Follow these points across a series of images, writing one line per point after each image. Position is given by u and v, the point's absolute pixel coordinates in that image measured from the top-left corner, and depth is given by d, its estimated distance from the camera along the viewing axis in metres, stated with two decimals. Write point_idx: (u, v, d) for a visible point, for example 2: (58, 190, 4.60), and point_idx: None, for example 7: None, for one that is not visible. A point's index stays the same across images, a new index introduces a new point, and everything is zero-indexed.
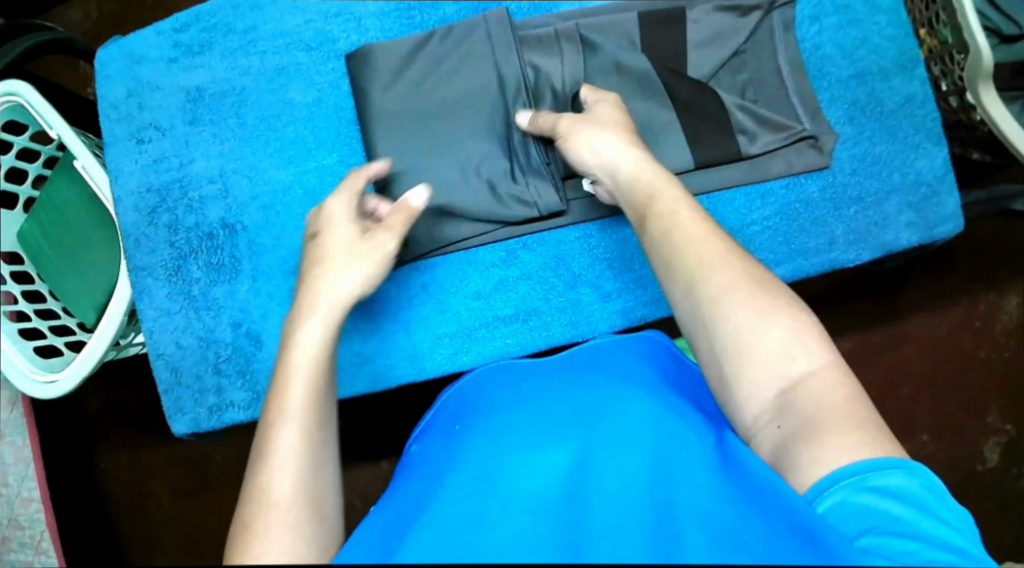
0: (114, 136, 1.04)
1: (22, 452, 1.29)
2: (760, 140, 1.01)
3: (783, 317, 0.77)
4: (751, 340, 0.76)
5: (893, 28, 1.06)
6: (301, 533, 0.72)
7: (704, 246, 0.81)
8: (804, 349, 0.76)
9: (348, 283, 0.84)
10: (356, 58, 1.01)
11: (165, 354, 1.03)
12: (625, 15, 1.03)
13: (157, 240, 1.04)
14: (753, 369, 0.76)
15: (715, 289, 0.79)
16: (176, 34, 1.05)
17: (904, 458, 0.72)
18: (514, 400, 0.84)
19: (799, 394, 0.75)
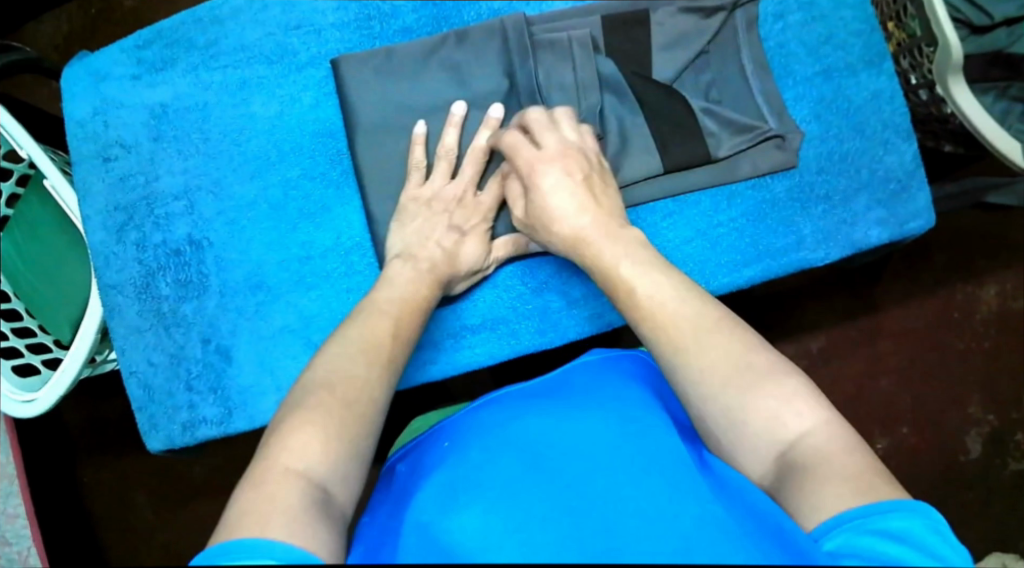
0: (82, 155, 1.04)
1: (6, 469, 1.29)
2: (726, 143, 1.01)
3: (771, 385, 0.77)
4: (744, 417, 0.77)
5: (859, 23, 1.05)
6: (344, 414, 0.76)
7: (678, 300, 0.83)
8: (796, 410, 0.76)
9: (455, 246, 0.96)
10: (338, 70, 1.01)
11: (137, 371, 1.03)
12: (588, 19, 1.02)
13: (125, 258, 1.04)
14: (749, 438, 0.77)
15: (702, 366, 0.79)
16: (139, 51, 1.04)
17: (910, 499, 0.70)
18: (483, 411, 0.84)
19: (795, 454, 0.75)
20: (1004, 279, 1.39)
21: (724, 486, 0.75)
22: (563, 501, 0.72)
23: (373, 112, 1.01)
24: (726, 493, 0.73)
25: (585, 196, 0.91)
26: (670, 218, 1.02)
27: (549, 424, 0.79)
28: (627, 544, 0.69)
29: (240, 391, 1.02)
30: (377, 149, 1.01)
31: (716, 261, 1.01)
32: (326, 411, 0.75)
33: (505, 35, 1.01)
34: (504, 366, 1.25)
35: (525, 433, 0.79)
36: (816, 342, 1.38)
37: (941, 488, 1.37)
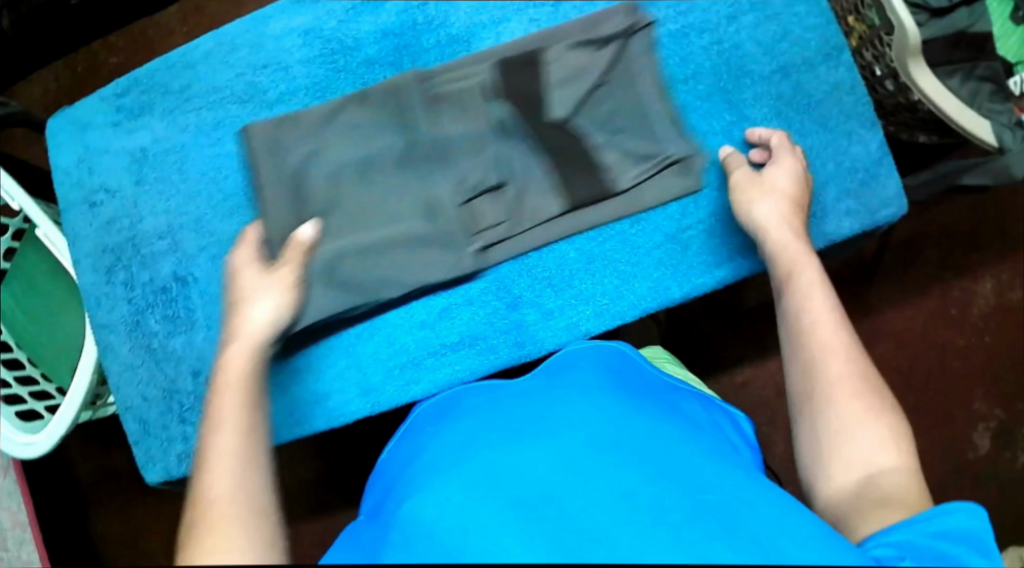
0: (70, 201, 1.09)
1: (18, 517, 1.32)
2: (626, 174, 1.00)
3: (889, 418, 0.79)
4: (848, 442, 0.79)
5: (814, 18, 1.06)
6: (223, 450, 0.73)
7: (820, 295, 0.87)
8: (885, 446, 0.78)
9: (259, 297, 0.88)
10: (252, 135, 1.01)
11: (132, 407, 1.07)
12: (479, 67, 1.01)
13: (115, 297, 1.08)
14: (847, 447, 0.79)
15: (835, 375, 0.82)
16: (118, 99, 1.09)
17: (980, 523, 0.72)
18: (478, 415, 0.85)
19: (874, 483, 0.76)
20: (999, 272, 1.39)
21: (699, 467, 0.77)
22: (551, 504, 0.72)
23: (281, 173, 0.99)
24: (715, 485, 0.75)
25: (797, 201, 0.95)
26: (638, 224, 1.01)
27: (522, 410, 0.82)
28: (590, 522, 0.71)
29: None
30: (287, 214, 0.98)
31: (687, 264, 1.01)
32: (219, 518, 0.69)
33: (398, 92, 1.00)
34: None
35: (497, 428, 0.81)
36: None
37: (950, 486, 1.37)
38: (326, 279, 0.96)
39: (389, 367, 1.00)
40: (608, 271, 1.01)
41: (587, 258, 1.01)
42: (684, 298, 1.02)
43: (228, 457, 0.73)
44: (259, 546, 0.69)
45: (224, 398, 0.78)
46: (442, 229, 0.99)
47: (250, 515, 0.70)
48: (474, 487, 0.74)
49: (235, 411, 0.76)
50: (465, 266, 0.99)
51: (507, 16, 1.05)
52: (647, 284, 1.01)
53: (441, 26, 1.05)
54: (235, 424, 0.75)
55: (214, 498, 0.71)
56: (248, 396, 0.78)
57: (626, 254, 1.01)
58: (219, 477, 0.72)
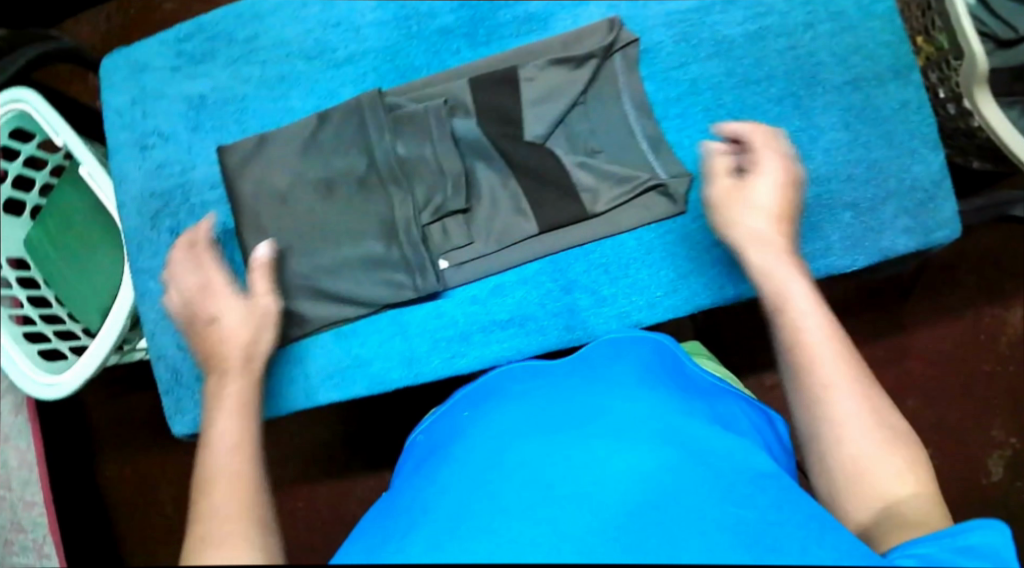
0: (121, 142, 1.07)
1: (26, 456, 1.31)
2: (603, 197, 0.99)
3: (905, 445, 0.76)
4: (868, 470, 0.75)
5: (888, 35, 1.04)
6: (234, 432, 0.76)
7: (814, 321, 0.82)
8: (903, 475, 0.75)
9: (227, 319, 0.88)
10: (225, 154, 1.00)
11: (166, 355, 1.05)
12: (452, 84, 1.01)
13: (159, 243, 1.06)
14: (863, 482, 0.75)
15: (840, 413, 0.78)
16: (180, 44, 1.07)
17: (1004, 533, 0.70)
18: (524, 399, 0.84)
19: (894, 511, 0.74)
20: None
21: (738, 477, 0.74)
22: (597, 497, 0.71)
23: (259, 182, 0.99)
24: (766, 494, 0.73)
25: (781, 212, 0.90)
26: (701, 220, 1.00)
27: (553, 406, 0.81)
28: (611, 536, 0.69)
29: None
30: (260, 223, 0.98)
31: None
32: (235, 485, 0.72)
33: (361, 111, 1.00)
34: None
35: (543, 416, 0.80)
36: None
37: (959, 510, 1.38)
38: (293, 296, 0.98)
39: (436, 339, 0.99)
40: (666, 264, 0.99)
41: (646, 248, 1.00)
42: (739, 296, 1.00)
43: (231, 444, 0.75)
44: (259, 522, 0.70)
45: (230, 385, 0.81)
46: (402, 252, 0.98)
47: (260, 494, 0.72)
48: (516, 478, 0.74)
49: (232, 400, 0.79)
50: (421, 289, 0.98)
51: None
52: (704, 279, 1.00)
53: (518, 4, 1.02)
54: (235, 407, 0.78)
55: (226, 467, 0.73)
56: (245, 390, 0.81)
57: (685, 248, 1.00)
58: (229, 456, 0.74)
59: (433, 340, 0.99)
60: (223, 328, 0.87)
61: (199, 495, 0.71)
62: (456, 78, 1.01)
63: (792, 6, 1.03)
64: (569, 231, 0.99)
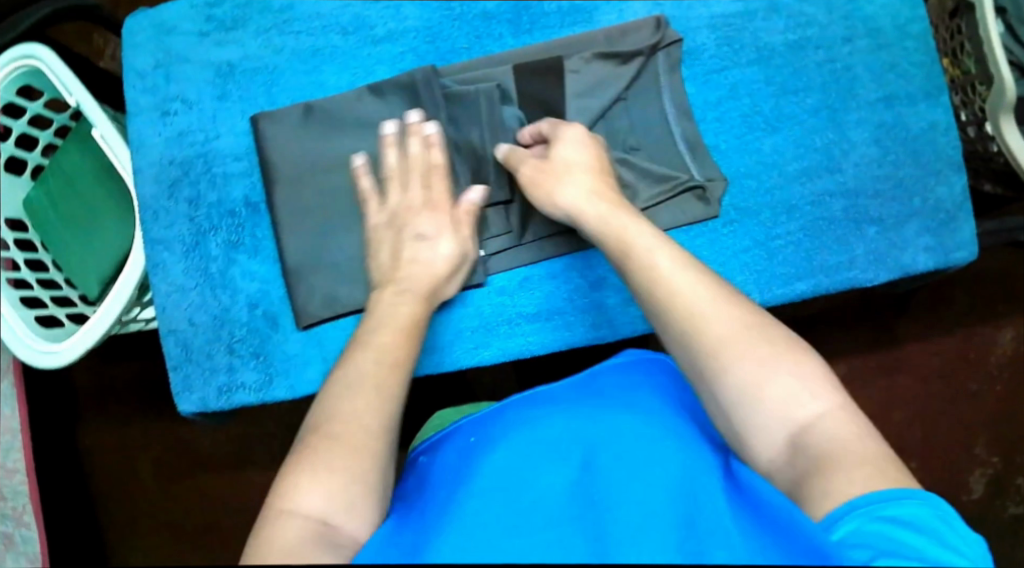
0: (140, 106, 1.03)
1: (10, 423, 1.27)
2: (642, 195, 0.98)
3: (789, 363, 0.75)
4: (761, 405, 0.74)
5: (922, 55, 1.05)
6: (380, 378, 0.80)
7: (675, 269, 0.81)
8: (812, 392, 0.74)
9: (428, 252, 0.92)
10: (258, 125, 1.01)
11: (176, 330, 1.01)
12: (498, 70, 0.99)
13: (176, 213, 1.02)
14: (763, 418, 0.74)
15: (712, 345, 0.77)
16: (209, 9, 1.04)
17: (923, 492, 0.69)
18: (527, 418, 0.81)
19: (811, 438, 0.73)
20: (1019, 324, 1.38)
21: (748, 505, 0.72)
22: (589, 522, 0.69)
23: (287, 161, 1.00)
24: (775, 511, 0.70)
25: (601, 166, 0.92)
26: (732, 225, 1.01)
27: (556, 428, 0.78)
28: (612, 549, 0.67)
29: (284, 359, 1.00)
30: (293, 199, 1.00)
31: (771, 273, 1.01)
32: (362, 426, 0.76)
33: (414, 86, 0.99)
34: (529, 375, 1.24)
35: (543, 435, 0.78)
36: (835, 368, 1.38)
37: None
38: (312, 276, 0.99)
39: (463, 329, 0.98)
40: None
41: None
42: (763, 304, 1.01)
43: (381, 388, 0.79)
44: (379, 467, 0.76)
45: (386, 338, 0.84)
46: None
47: (384, 441, 0.77)
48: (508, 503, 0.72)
49: (392, 343, 0.84)
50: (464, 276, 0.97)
51: None
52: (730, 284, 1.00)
53: None
54: (395, 353, 0.83)
55: (360, 409, 0.77)
56: (408, 338, 0.85)
57: (717, 253, 1.00)
58: (368, 403, 0.78)
59: (459, 330, 0.98)
60: (432, 262, 0.91)
61: (324, 424, 0.77)
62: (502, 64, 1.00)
63: (832, 20, 1.04)
64: None
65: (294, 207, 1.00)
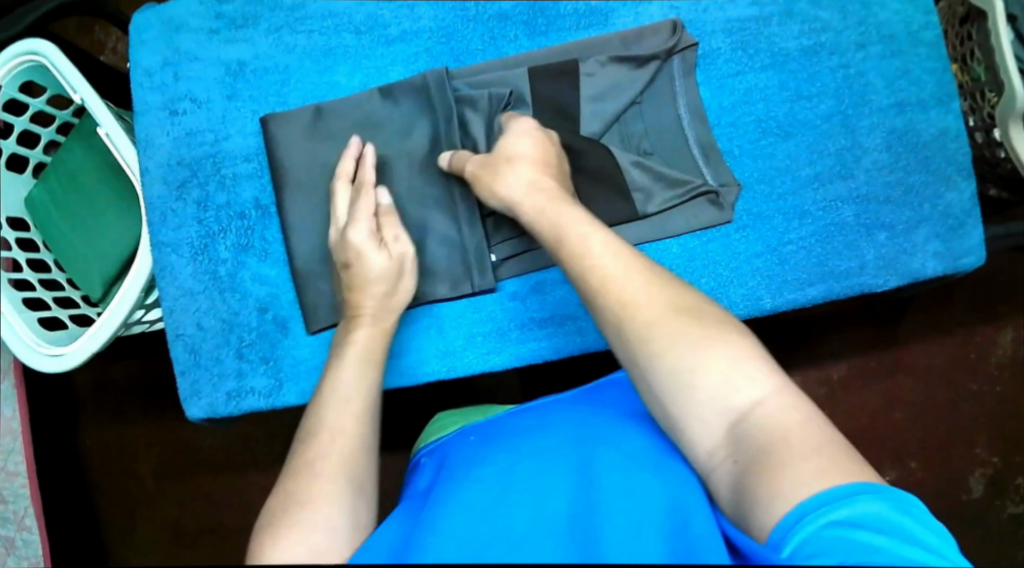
0: (147, 105, 1.02)
1: (10, 425, 1.29)
2: (655, 198, 0.98)
3: (721, 344, 0.76)
4: (693, 388, 0.75)
5: (934, 62, 1.05)
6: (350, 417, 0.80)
7: (611, 258, 0.82)
8: (747, 376, 0.74)
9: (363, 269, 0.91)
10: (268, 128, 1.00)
11: (183, 334, 1.00)
12: (512, 72, 0.99)
13: (184, 215, 1.01)
14: (700, 405, 0.74)
15: (642, 328, 0.77)
16: (220, 6, 1.02)
17: (869, 483, 0.69)
18: (508, 439, 0.83)
19: (749, 425, 0.72)
20: (1020, 324, 1.36)
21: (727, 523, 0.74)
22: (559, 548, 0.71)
23: (297, 162, 0.99)
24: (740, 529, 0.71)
25: (545, 159, 0.92)
26: (744, 230, 1.00)
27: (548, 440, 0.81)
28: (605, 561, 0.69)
29: (295, 364, 1.00)
30: (302, 202, 0.99)
31: (783, 278, 1.00)
32: (319, 476, 0.76)
33: (428, 89, 0.99)
34: (535, 377, 1.24)
35: (520, 458, 0.79)
36: (835, 370, 1.35)
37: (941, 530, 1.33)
38: (318, 283, 0.99)
39: (474, 334, 0.98)
40: (707, 271, 0.99)
41: (689, 256, 0.99)
42: (773, 310, 1.00)
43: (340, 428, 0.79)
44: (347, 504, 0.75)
45: (345, 371, 0.84)
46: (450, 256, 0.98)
47: (345, 483, 0.76)
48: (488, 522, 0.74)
49: (353, 379, 0.83)
50: (478, 283, 0.98)
51: None
52: (742, 289, 1.00)
53: None
54: (357, 387, 0.83)
55: (315, 458, 0.77)
56: (365, 369, 0.85)
57: (728, 257, 1.00)
58: (329, 449, 0.78)
59: (471, 335, 0.98)
60: (364, 271, 0.91)
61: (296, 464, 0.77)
62: (516, 66, 1.00)
63: (844, 27, 1.04)
64: (620, 231, 0.98)
65: (305, 212, 0.99)
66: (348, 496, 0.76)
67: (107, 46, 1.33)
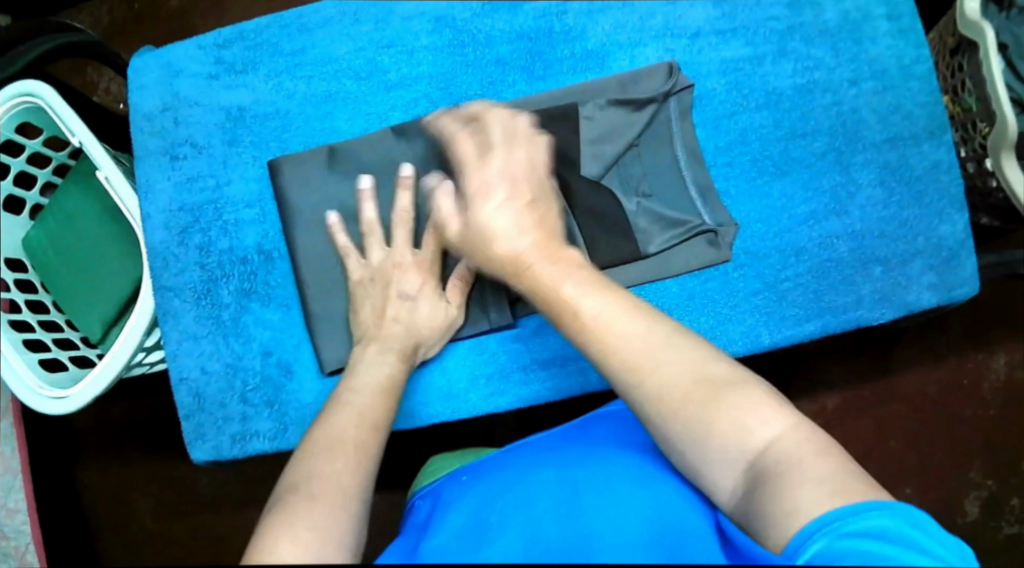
0: (148, 150, 1.02)
1: (11, 463, 1.27)
2: (656, 239, 1.00)
3: (730, 396, 0.77)
4: (710, 427, 0.76)
5: (925, 96, 1.06)
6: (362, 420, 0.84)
7: (624, 322, 0.81)
8: (763, 418, 0.75)
9: (412, 312, 0.96)
10: (278, 171, 1.00)
11: (187, 378, 1.01)
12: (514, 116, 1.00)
13: (186, 260, 1.01)
14: (716, 452, 0.76)
15: (655, 392, 0.78)
16: (218, 51, 1.03)
17: (877, 499, 0.68)
18: (510, 469, 0.87)
19: (764, 463, 0.74)
20: (1013, 349, 1.38)
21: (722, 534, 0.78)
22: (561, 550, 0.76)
23: (310, 206, 1.00)
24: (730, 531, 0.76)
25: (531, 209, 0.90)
26: (742, 268, 1.02)
27: (538, 473, 0.85)
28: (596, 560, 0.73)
29: (299, 408, 1.00)
30: (314, 244, 1.00)
31: (781, 314, 1.02)
32: (344, 491, 0.77)
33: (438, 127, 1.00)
34: (531, 411, 1.25)
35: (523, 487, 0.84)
36: (830, 399, 1.37)
37: None
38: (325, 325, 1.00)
39: (478, 377, 1.00)
40: (707, 309, 1.01)
41: (688, 294, 1.01)
42: (772, 345, 1.02)
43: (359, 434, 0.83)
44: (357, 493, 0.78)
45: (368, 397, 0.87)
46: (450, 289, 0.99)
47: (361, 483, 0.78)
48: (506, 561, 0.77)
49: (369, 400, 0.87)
50: (494, 320, 0.99)
51: (643, 39, 1.03)
52: (741, 326, 1.01)
53: (578, 39, 1.03)
54: (370, 407, 0.86)
55: (341, 473, 0.78)
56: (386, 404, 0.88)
57: (726, 295, 1.01)
58: (343, 442, 0.81)
59: (473, 377, 1.00)
60: (417, 319, 0.96)
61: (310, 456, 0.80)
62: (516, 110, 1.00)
63: (837, 63, 1.05)
64: (621, 271, 1.00)
65: (314, 255, 1.00)
66: (358, 520, 0.76)
67: (99, 87, 1.33)
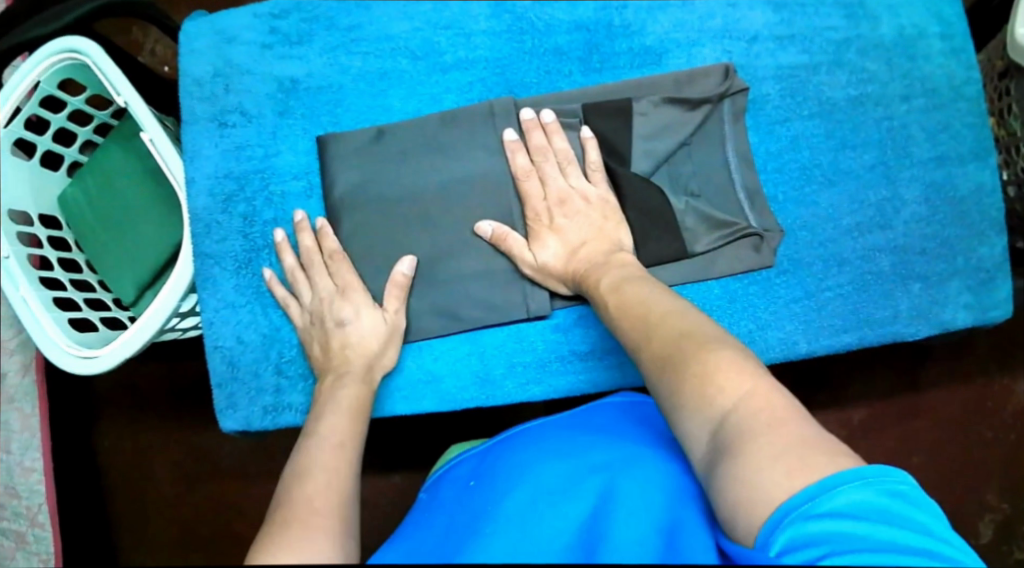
0: (196, 116, 1.02)
1: (31, 421, 1.27)
2: (703, 239, 1.00)
3: (701, 359, 0.78)
4: (682, 393, 0.77)
5: (974, 117, 1.06)
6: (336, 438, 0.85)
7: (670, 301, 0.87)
8: (725, 380, 0.76)
9: (359, 336, 0.96)
10: (326, 147, 1.00)
11: (222, 346, 1.00)
12: (571, 106, 1.01)
13: (229, 228, 1.01)
14: (693, 422, 0.77)
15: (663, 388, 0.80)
16: (275, 21, 1.03)
17: (851, 468, 0.70)
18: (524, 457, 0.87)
19: (729, 424, 0.74)
20: None
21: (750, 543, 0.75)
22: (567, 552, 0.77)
23: (350, 181, 1.00)
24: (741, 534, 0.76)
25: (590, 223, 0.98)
26: (784, 275, 1.02)
27: (553, 472, 0.85)
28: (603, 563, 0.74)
29: None
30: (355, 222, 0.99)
31: (819, 324, 1.02)
32: (320, 503, 0.76)
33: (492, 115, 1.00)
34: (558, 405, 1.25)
35: (536, 478, 0.84)
36: (854, 415, 1.37)
37: None
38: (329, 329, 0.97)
39: (513, 365, 1.00)
40: (746, 314, 1.01)
41: (730, 296, 1.01)
42: (808, 354, 1.02)
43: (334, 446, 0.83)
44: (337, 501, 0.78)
45: (338, 413, 0.88)
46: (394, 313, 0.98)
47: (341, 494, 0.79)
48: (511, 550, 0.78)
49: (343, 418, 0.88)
50: (532, 309, 0.99)
51: (701, 39, 1.03)
52: (779, 332, 1.01)
53: (636, 35, 1.03)
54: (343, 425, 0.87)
55: (314, 496, 0.77)
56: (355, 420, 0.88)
57: (767, 300, 1.01)
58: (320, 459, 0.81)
59: (509, 365, 1.00)
60: (360, 344, 0.95)
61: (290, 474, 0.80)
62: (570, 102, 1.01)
63: (890, 78, 1.06)
64: (668, 268, 1.00)
65: (356, 232, 0.99)
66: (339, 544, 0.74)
67: (144, 48, 1.33)
